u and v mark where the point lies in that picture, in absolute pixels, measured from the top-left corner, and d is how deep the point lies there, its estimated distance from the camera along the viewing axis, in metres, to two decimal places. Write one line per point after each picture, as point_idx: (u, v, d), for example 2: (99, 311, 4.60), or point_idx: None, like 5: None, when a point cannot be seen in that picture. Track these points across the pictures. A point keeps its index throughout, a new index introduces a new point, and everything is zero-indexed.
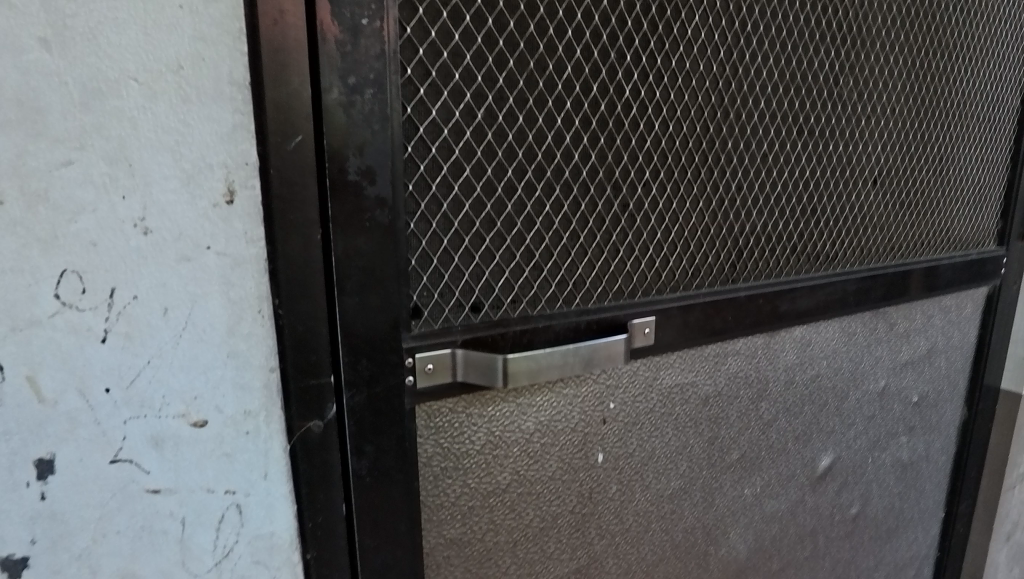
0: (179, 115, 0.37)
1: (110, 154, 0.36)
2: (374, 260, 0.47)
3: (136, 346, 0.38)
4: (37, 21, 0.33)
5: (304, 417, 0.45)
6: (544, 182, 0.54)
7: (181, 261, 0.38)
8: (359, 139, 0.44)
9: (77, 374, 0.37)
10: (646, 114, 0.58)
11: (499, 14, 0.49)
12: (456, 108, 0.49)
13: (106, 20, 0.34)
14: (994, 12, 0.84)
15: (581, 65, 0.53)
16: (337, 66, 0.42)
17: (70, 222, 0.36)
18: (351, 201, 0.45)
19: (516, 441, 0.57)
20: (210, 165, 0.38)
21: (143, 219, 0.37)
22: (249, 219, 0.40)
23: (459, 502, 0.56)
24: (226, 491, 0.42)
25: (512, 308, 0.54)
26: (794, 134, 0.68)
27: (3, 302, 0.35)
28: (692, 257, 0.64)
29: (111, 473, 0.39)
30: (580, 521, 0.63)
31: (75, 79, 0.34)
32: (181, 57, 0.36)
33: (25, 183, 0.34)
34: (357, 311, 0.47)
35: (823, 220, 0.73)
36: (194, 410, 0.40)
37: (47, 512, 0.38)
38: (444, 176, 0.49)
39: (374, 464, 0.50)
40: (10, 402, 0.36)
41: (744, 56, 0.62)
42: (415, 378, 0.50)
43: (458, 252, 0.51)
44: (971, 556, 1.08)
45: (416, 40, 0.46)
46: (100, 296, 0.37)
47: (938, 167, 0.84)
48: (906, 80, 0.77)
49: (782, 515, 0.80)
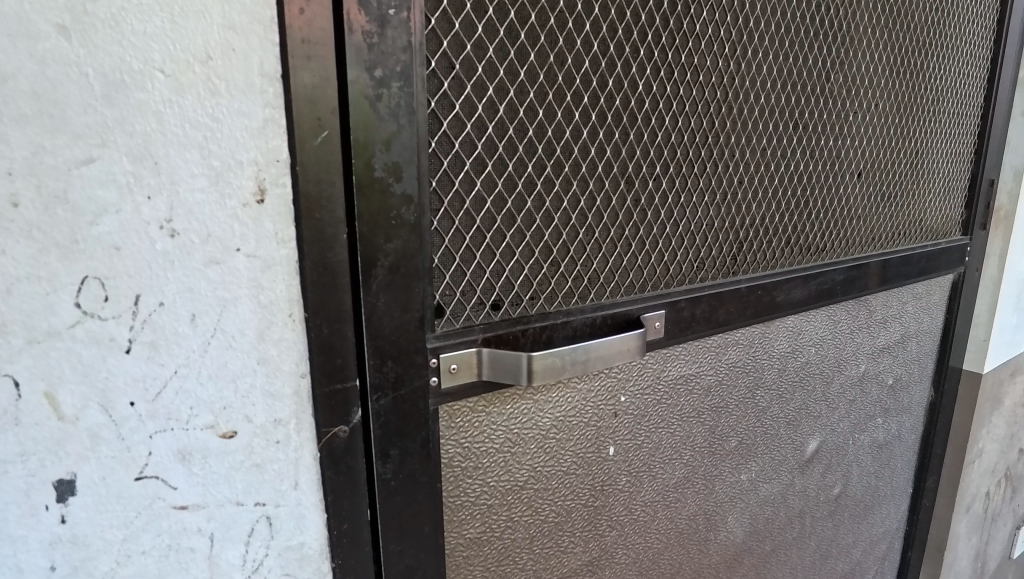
0: (208, 110, 0.35)
1: (134, 151, 0.33)
2: (399, 259, 0.45)
3: (163, 356, 0.36)
4: (55, 6, 0.30)
5: (331, 422, 0.43)
6: (562, 177, 0.53)
7: (210, 264, 0.36)
8: (386, 134, 0.42)
9: (99, 389, 0.35)
10: (657, 109, 0.58)
11: (521, 6, 0.48)
12: (479, 102, 0.47)
13: (130, 7, 0.32)
14: (964, 11, 0.88)
15: (598, 60, 0.53)
16: (364, 58, 0.40)
17: (91, 225, 0.33)
18: (377, 198, 0.43)
19: (533, 437, 0.57)
20: (241, 163, 0.36)
21: (170, 221, 0.35)
22: (279, 219, 0.38)
23: (479, 501, 0.55)
24: (256, 503, 0.41)
25: (531, 305, 0.54)
26: (790, 129, 0.70)
27: (18, 312, 0.32)
28: (697, 251, 0.66)
29: (136, 491, 0.37)
30: (593, 514, 0.63)
31: (96, 70, 0.32)
32: (211, 47, 0.34)
33: (42, 184, 0.32)
34: (383, 312, 0.45)
35: (813, 213, 0.76)
36: (223, 420, 0.38)
37: (69, 535, 0.36)
38: (466, 172, 0.48)
39: (398, 468, 0.48)
40: (27, 420, 0.33)
41: (748, 52, 0.63)
42: (440, 378, 0.49)
43: (479, 250, 0.50)
44: (933, 526, 1.15)
45: (440, 32, 0.45)
46: (124, 304, 0.34)
47: (913, 160, 0.87)
48: (888, 77, 0.80)
49: (774, 499, 0.83)
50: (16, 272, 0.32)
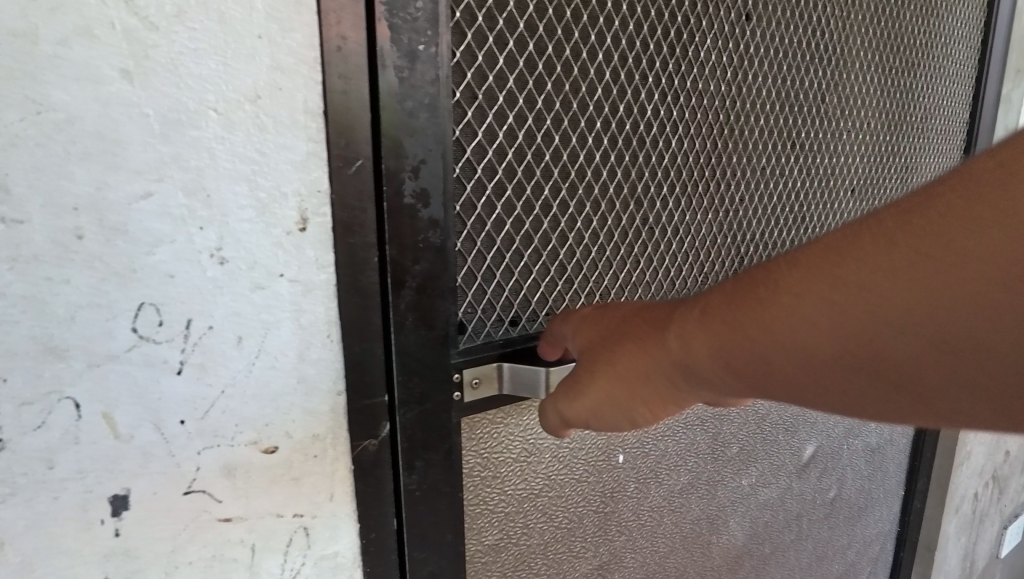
0: (256, 145, 0.37)
1: (187, 185, 0.35)
2: (426, 279, 0.48)
3: (210, 376, 0.38)
4: (120, 51, 0.32)
5: (361, 436, 0.46)
6: (576, 199, 0.56)
7: (255, 289, 0.39)
8: (415, 162, 0.45)
9: (152, 408, 0.37)
10: (664, 132, 0.61)
11: (539, 39, 0.50)
12: (500, 129, 0.50)
13: (187, 51, 0.34)
14: (950, 31, 0.92)
15: (609, 87, 0.56)
16: (395, 91, 0.43)
17: (148, 254, 0.35)
18: (406, 222, 0.45)
19: (547, 446, 0.60)
20: (285, 193, 0.39)
21: (219, 249, 0.37)
22: (320, 245, 0.41)
23: (496, 508, 0.57)
24: (295, 515, 0.43)
25: (546, 320, 0.57)
26: (788, 149, 0.73)
27: (80, 338, 0.34)
28: (701, 266, 0.68)
29: (184, 505, 0.39)
30: (603, 519, 0.66)
31: (156, 110, 0.34)
32: (259, 85, 0.37)
33: (103, 217, 0.33)
34: (411, 330, 0.47)
35: (809, 227, 0.79)
36: (265, 436, 0.41)
37: (120, 548, 0.37)
38: (487, 196, 0.51)
39: (423, 478, 0.50)
40: (86, 439, 0.35)
41: (748, 76, 0.66)
42: (463, 393, 0.52)
43: (499, 269, 0.53)
44: (924, 526, 1.19)
45: (464, 64, 0.47)
46: (176, 328, 0.36)
47: (903, 174, 0.91)
48: (878, 95, 0.83)
49: (774, 503, 0.86)
50: (77, 300, 0.34)
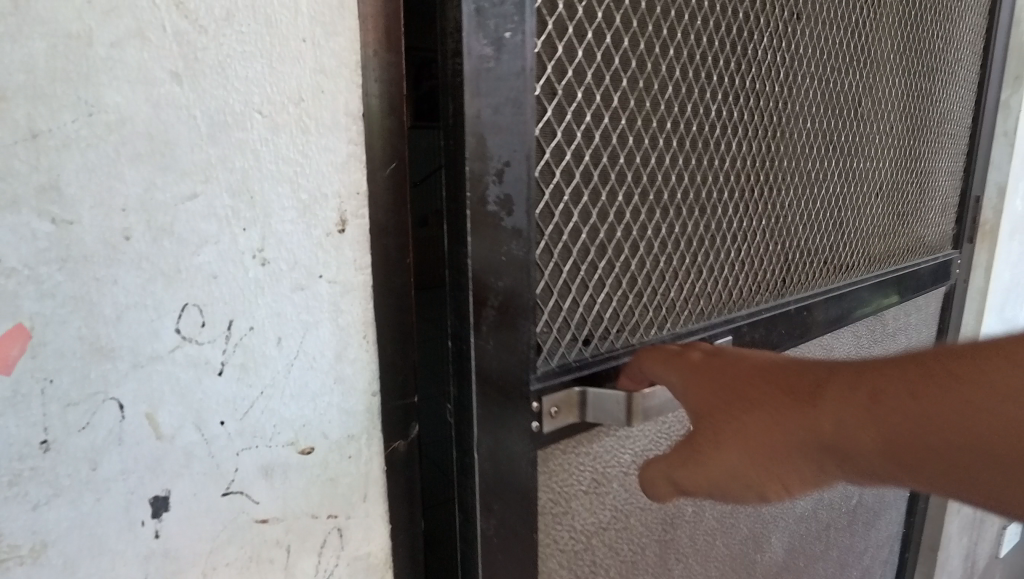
0: (299, 147, 0.37)
1: (233, 186, 0.36)
2: (510, 292, 0.48)
3: (251, 377, 0.38)
4: (170, 55, 0.33)
5: (391, 438, 0.46)
6: (645, 206, 0.57)
7: (296, 290, 0.39)
8: (500, 163, 0.45)
9: (193, 408, 0.37)
10: (722, 137, 0.63)
11: (616, 32, 0.52)
12: (576, 129, 0.50)
13: (234, 52, 0.34)
14: (959, 38, 0.94)
15: (676, 87, 0.57)
16: (480, 83, 0.43)
17: (194, 255, 0.35)
18: (490, 230, 0.46)
19: (613, 477, 0.60)
20: (326, 196, 0.39)
21: (261, 250, 0.37)
22: (357, 248, 0.41)
23: (568, 544, 0.57)
24: (329, 515, 0.43)
25: (616, 335, 0.58)
26: (822, 151, 0.74)
27: (127, 338, 0.34)
28: (754, 275, 0.70)
29: (223, 506, 0.39)
30: (662, 547, 0.67)
31: (203, 112, 0.34)
32: (303, 88, 0.37)
33: (152, 218, 0.33)
34: (493, 354, 0.48)
35: (840, 232, 0.80)
36: (303, 437, 0.41)
37: (161, 549, 0.37)
38: (566, 203, 0.51)
39: (501, 525, 0.51)
40: (129, 439, 0.35)
41: (790, 81, 0.68)
42: (542, 422, 0.52)
43: (575, 282, 0.53)
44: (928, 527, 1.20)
45: (547, 57, 0.47)
46: (218, 328, 0.37)
47: (919, 179, 0.93)
48: (900, 101, 0.85)
49: (809, 515, 0.87)
50: (125, 300, 0.34)
